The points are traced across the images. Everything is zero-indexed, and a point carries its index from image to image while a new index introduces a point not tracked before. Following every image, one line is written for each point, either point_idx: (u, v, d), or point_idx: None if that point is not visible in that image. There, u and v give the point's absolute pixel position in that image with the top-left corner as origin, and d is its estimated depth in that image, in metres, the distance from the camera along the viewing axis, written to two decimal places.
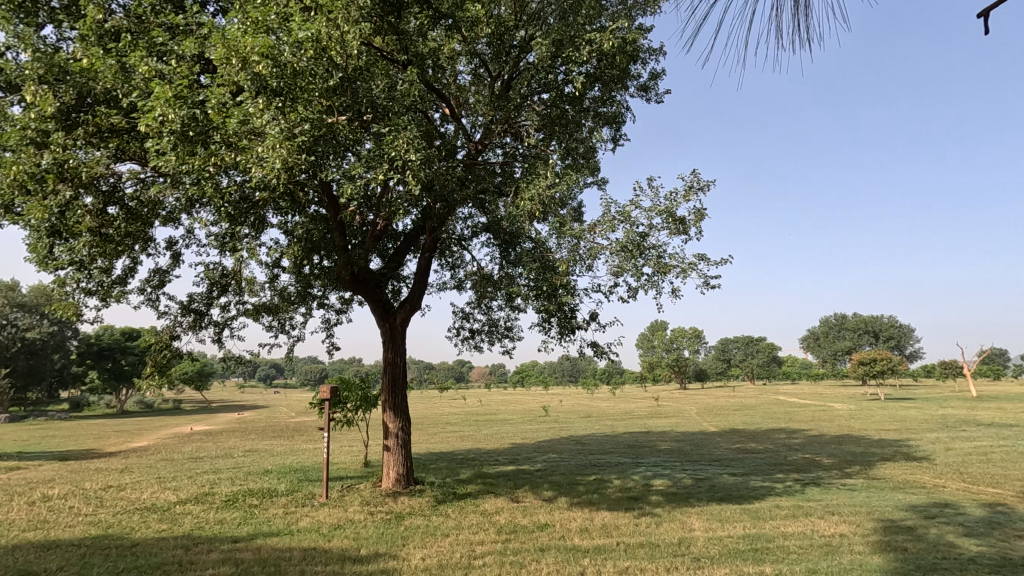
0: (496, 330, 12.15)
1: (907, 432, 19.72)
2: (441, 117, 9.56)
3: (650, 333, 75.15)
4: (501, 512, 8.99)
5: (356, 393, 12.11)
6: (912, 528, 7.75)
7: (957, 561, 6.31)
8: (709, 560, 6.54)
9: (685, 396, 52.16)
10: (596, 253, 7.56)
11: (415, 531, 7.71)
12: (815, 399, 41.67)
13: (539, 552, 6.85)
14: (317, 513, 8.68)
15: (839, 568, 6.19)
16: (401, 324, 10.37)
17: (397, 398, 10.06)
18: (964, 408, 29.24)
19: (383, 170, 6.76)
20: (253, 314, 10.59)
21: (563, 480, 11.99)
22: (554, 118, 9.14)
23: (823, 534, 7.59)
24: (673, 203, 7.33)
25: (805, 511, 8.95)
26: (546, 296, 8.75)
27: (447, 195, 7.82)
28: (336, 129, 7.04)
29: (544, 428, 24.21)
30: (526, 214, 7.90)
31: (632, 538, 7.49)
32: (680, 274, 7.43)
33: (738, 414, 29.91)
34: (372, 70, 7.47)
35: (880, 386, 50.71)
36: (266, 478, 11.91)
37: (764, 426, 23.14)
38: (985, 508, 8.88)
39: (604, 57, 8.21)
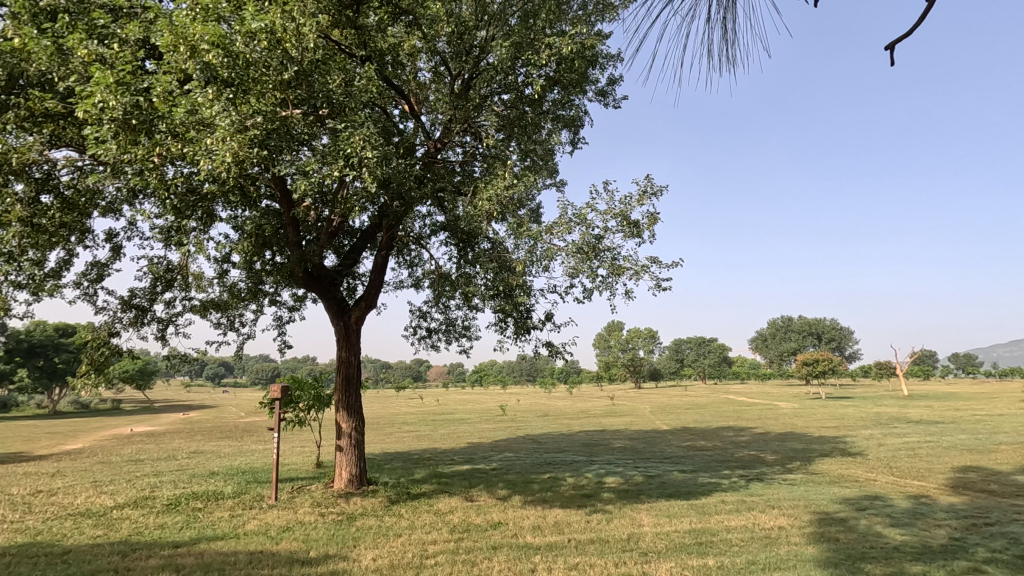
0: (454, 329, 12.13)
1: (844, 429, 20.80)
2: (400, 114, 9.45)
3: (606, 333, 76.47)
4: (454, 511, 8.99)
5: (309, 392, 11.85)
6: (845, 520, 8.20)
7: (883, 550, 6.72)
8: (655, 554, 6.75)
9: (640, 395, 53.17)
10: (553, 254, 7.69)
11: (367, 532, 7.64)
12: (764, 399, 41.87)
13: (491, 551, 6.90)
14: (265, 515, 8.47)
15: (776, 559, 6.49)
16: (355, 323, 10.21)
17: (351, 397, 9.91)
18: (896, 408, 29.94)
19: (339, 166, 6.64)
20: (201, 310, 10.21)
21: (518, 478, 12.09)
22: (513, 120, 9.20)
23: (763, 528, 7.94)
24: (627, 207, 7.53)
25: (748, 505, 9.34)
26: (503, 296, 8.84)
27: (404, 193, 7.76)
28: (290, 122, 6.87)
29: (501, 427, 24.28)
30: (484, 214, 7.96)
31: (583, 535, 7.63)
32: (634, 276, 7.65)
33: (689, 412, 30.78)
34: (328, 64, 7.32)
35: (820, 385, 53.40)
36: (212, 480, 11.49)
37: (713, 425, 23.93)
38: (910, 500, 9.48)
39: (564, 60, 8.25)
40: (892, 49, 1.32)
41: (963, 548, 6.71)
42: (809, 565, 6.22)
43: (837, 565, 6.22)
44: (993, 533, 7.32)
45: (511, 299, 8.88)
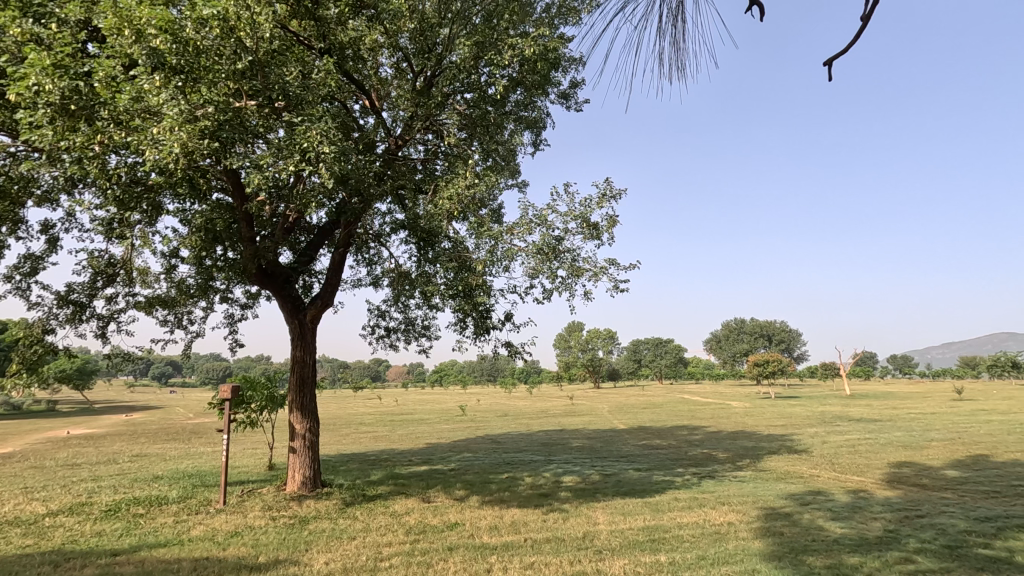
0: (413, 329, 12.01)
1: (791, 427, 21.66)
2: (360, 109, 9.29)
3: (567, 333, 77.20)
4: (411, 513, 8.90)
5: (262, 392, 11.48)
6: (790, 514, 8.54)
7: (824, 543, 7.03)
8: (609, 552, 6.85)
9: (599, 395, 53.90)
10: (513, 254, 7.70)
11: (320, 535, 7.47)
12: (717, 399, 42.50)
13: (447, 552, 6.85)
14: (212, 520, 8.16)
15: (724, 553, 6.70)
16: (311, 321, 9.95)
17: (305, 398, 9.66)
18: (838, 408, 30.61)
19: (294, 161, 6.46)
20: (145, 307, 9.76)
21: (477, 478, 12.07)
22: (475, 119, 9.16)
23: (713, 523, 8.18)
24: (587, 210, 7.61)
25: (700, 502, 9.61)
26: (463, 295, 8.81)
27: (362, 190, 7.61)
28: (244, 114, 6.65)
29: (461, 428, 24.19)
30: (445, 213, 7.90)
31: (539, 534, 7.68)
32: (593, 278, 7.74)
33: (645, 412, 31.40)
34: (285, 55, 7.13)
35: (770, 386, 55.36)
36: (156, 485, 11.00)
37: (668, 424, 24.50)
38: (850, 495, 9.97)
39: (526, 62, 8.31)
40: (831, 64, 1.39)
41: (896, 540, 7.09)
42: (755, 559, 6.44)
43: (781, 558, 6.47)
44: (923, 524, 7.76)
45: (471, 299, 8.86)
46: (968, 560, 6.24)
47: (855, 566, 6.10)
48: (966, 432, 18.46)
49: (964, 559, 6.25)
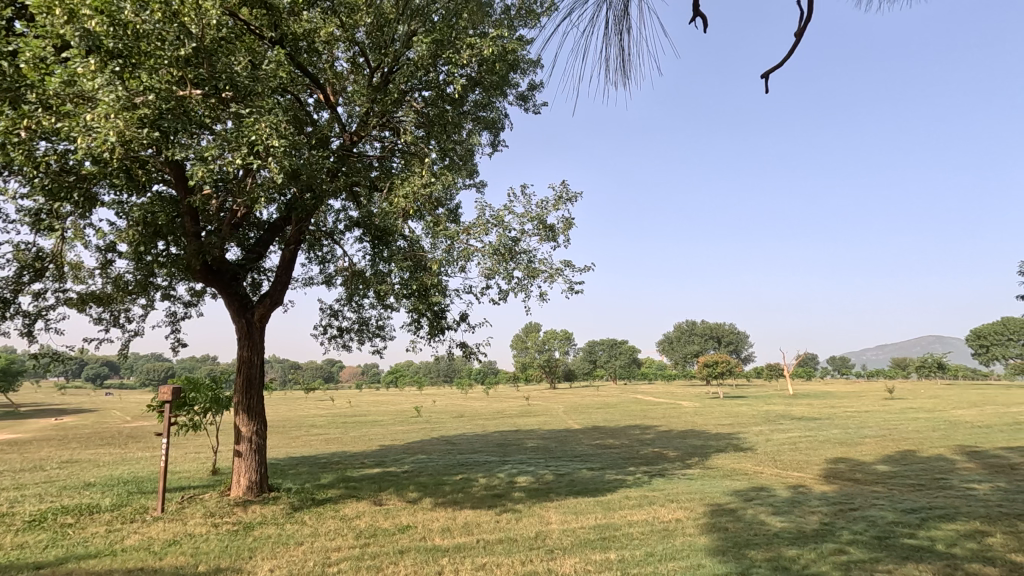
0: (367, 328, 11.79)
1: (738, 426, 22.46)
2: (315, 103, 9.05)
3: (524, 334, 77.52)
4: (362, 516, 8.72)
5: (206, 394, 10.98)
6: (734, 510, 8.85)
7: (765, 536, 7.32)
8: (561, 551, 6.91)
9: (555, 396, 54.35)
10: (469, 255, 7.67)
11: (265, 541, 7.22)
12: (668, 399, 43.58)
13: (398, 555, 6.76)
14: (148, 529, 7.76)
15: (671, 549, 6.87)
16: (258, 321, 9.60)
17: (251, 399, 9.32)
18: (782, 408, 31.37)
19: (242, 154, 6.18)
20: (77, 304, 9.19)
21: (430, 480, 11.93)
22: (433, 118, 9.04)
23: (662, 521, 8.39)
24: (543, 212, 7.67)
25: (649, 500, 9.83)
26: (417, 295, 8.72)
27: (315, 186, 7.39)
28: (188, 103, 6.37)
29: (415, 429, 23.93)
30: (400, 212, 7.78)
31: (492, 535, 7.67)
32: (549, 279, 7.80)
33: (598, 412, 31.87)
34: (233, 44, 6.84)
35: (719, 386, 57.16)
36: (87, 493, 10.36)
37: (621, 423, 24.95)
38: (790, 490, 10.43)
39: (485, 62, 8.30)
40: (765, 77, 1.50)
41: (831, 532, 7.45)
42: (700, 554, 6.64)
43: (725, 552, 6.68)
44: (856, 517, 8.19)
45: (425, 299, 8.78)
46: (895, 549, 6.62)
47: (793, 558, 6.37)
48: (895, 429, 19.62)
49: (891, 549, 6.63)
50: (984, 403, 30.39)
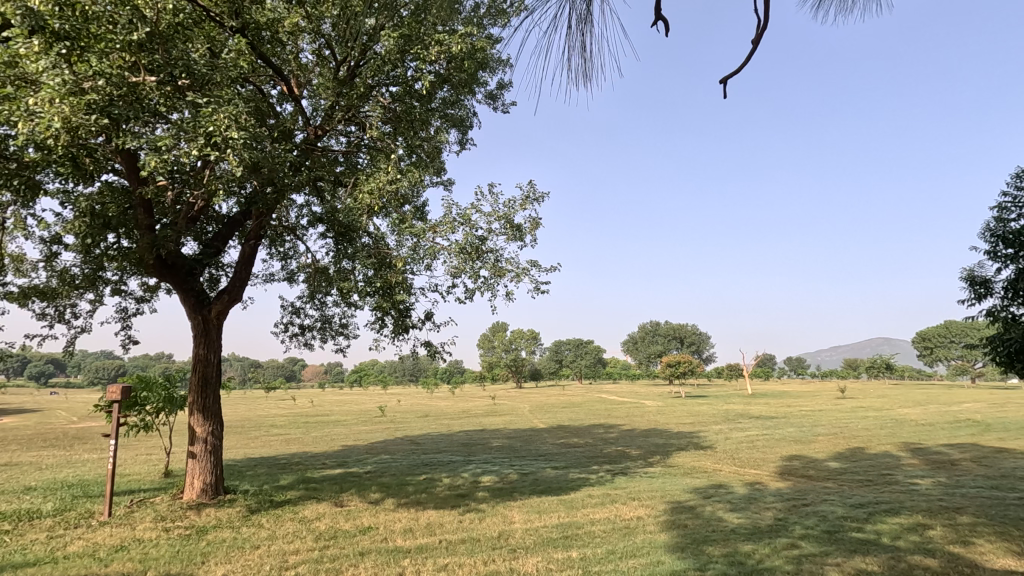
0: (330, 327, 11.56)
1: (698, 425, 22.98)
2: (278, 95, 8.82)
3: (491, 334, 77.46)
4: (321, 518, 8.53)
5: (159, 393, 10.52)
6: (693, 507, 9.04)
7: (722, 532, 7.50)
8: (523, 550, 6.92)
9: (520, 395, 54.23)
10: (435, 253, 7.59)
11: (219, 546, 6.98)
12: (630, 399, 43.33)
13: (358, 557, 6.64)
14: (94, 534, 7.41)
15: (633, 547, 6.97)
16: (216, 317, 9.27)
17: (207, 399, 9.00)
18: (740, 408, 31.56)
19: (198, 145, 5.92)
20: (19, 298, 8.69)
21: (393, 481, 11.77)
22: (400, 114, 8.91)
23: (623, 518, 8.51)
24: (511, 211, 7.66)
25: (611, 498, 9.95)
26: (381, 293, 8.57)
27: (277, 180, 7.17)
28: (141, 90, 6.10)
29: (379, 429, 23.59)
30: (365, 207, 7.65)
31: (455, 535, 7.62)
32: (515, 278, 7.79)
33: (563, 411, 32.06)
34: (191, 30, 6.57)
35: (680, 386, 58.24)
36: (27, 497, 9.81)
37: (585, 423, 25.17)
38: (747, 487, 10.73)
39: (454, 59, 8.22)
40: (724, 82, 1.57)
41: (785, 527, 7.70)
42: (660, 551, 6.75)
43: (684, 549, 6.81)
44: (808, 512, 8.49)
45: (389, 297, 8.65)
46: (844, 543, 6.88)
47: (748, 553, 6.54)
48: (846, 427, 20.40)
49: (840, 542, 6.89)
50: (928, 403, 31.90)
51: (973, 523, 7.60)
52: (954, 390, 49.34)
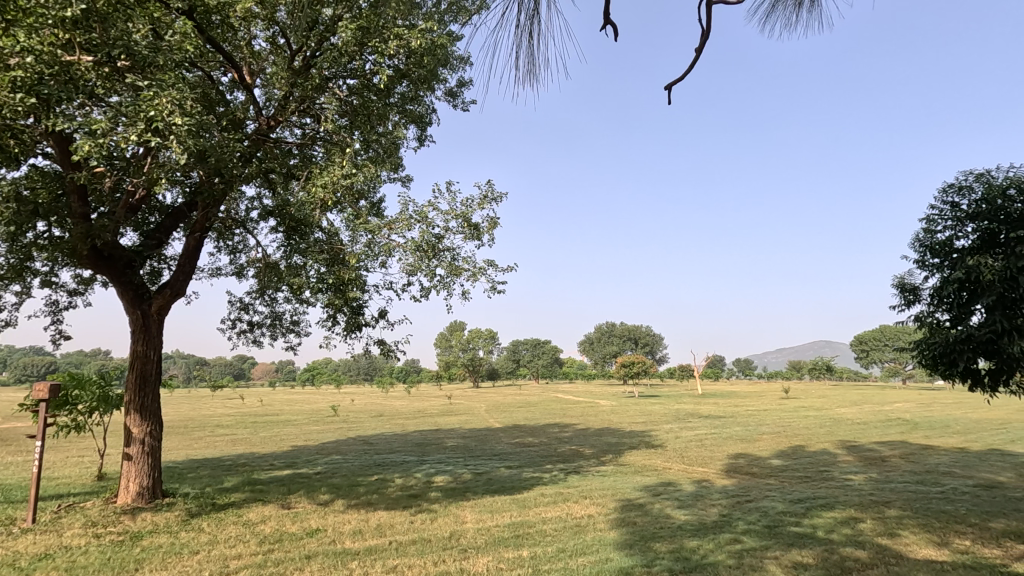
0: (280, 324, 11.21)
1: (650, 424, 23.47)
2: (229, 83, 8.50)
3: (448, 333, 76.94)
4: (266, 521, 8.25)
5: (93, 391, 9.96)
6: (642, 505, 9.24)
7: (669, 529, 7.69)
8: (474, 550, 6.90)
9: (476, 395, 53.56)
10: (390, 250, 7.46)
11: (154, 552, 6.65)
12: (586, 399, 43.38)
13: (304, 560, 6.47)
14: (15, 542, 6.93)
15: (582, 545, 7.06)
16: (156, 313, 8.80)
17: (145, 397, 8.55)
18: (690, 408, 32.22)
19: (137, 130, 5.59)
20: None
21: (344, 481, 11.56)
22: (357, 107, 8.73)
23: (574, 517, 8.61)
24: (468, 210, 7.61)
25: (563, 497, 10.06)
26: (334, 290, 8.35)
27: (224, 170, 6.88)
28: (76, 69, 5.73)
29: (331, 429, 23.03)
30: (318, 202, 7.44)
31: (405, 536, 7.52)
32: (471, 278, 7.75)
33: (519, 411, 32.06)
34: (133, 9, 6.22)
35: (634, 386, 59.30)
36: None
37: (541, 422, 25.30)
38: (695, 484, 11.05)
39: (412, 54, 8.09)
40: (669, 88, 1.76)
41: (728, 523, 7.96)
42: (609, 548, 6.86)
43: (632, 545, 6.95)
44: (751, 508, 8.82)
45: (342, 294, 8.44)
46: (782, 537, 7.18)
47: (693, 548, 6.74)
48: (789, 426, 21.28)
49: (779, 536, 7.18)
50: (862, 402, 33.75)
51: (900, 516, 8.08)
52: (887, 391, 52.27)
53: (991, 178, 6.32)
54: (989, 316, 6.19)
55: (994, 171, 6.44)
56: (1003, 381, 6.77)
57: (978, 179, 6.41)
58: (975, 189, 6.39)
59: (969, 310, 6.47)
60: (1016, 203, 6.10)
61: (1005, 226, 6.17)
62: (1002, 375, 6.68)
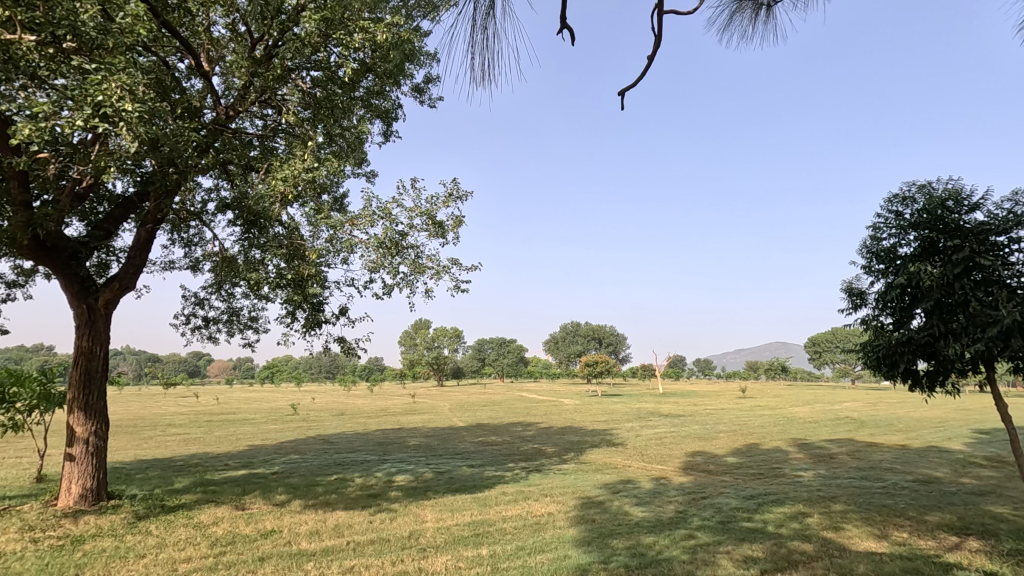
0: (238, 320, 10.91)
1: (612, 423, 23.79)
2: (185, 69, 8.21)
3: (413, 332, 76.14)
4: (219, 523, 8.00)
5: (33, 389, 9.47)
6: (601, 502, 9.38)
7: (627, 526, 7.83)
8: (433, 549, 6.87)
9: (439, 393, 53.04)
10: (352, 246, 7.35)
11: (97, 556, 6.37)
12: (549, 399, 42.16)
13: (257, 562, 6.31)
14: None
15: (542, 543, 7.10)
16: (103, 307, 8.42)
17: (90, 395, 8.17)
18: (652, 407, 31.63)
19: (83, 115, 5.31)
20: None
21: (302, 481, 11.32)
22: (320, 100, 8.47)
23: (534, 515, 8.66)
24: (433, 207, 7.57)
25: (524, 495, 10.11)
26: (293, 286, 8.16)
27: (179, 160, 6.61)
28: (16, 48, 5.39)
29: (290, 428, 22.51)
30: (278, 195, 7.23)
31: (363, 536, 7.42)
32: (435, 276, 7.70)
33: (483, 410, 32.00)
34: None
35: (598, 386, 59.86)
36: None
37: (505, 421, 25.34)
38: (653, 482, 11.28)
39: (377, 48, 7.94)
40: (623, 94, 1.87)
41: (684, 519, 8.15)
42: (567, 545, 6.94)
43: (590, 542, 7.05)
44: (705, 504, 9.07)
45: (302, 290, 8.27)
46: (734, 532, 7.40)
47: (649, 544, 6.87)
48: (744, 424, 21.94)
49: (731, 532, 7.40)
50: (814, 402, 35.09)
51: (845, 510, 8.44)
52: (836, 391, 54.33)
53: (932, 189, 6.65)
54: (928, 320, 6.53)
55: (935, 183, 6.77)
56: (940, 382, 7.13)
57: (920, 190, 6.72)
58: (918, 200, 6.72)
59: (910, 314, 6.81)
60: (954, 214, 6.45)
61: (944, 235, 6.51)
62: (939, 376, 7.04)
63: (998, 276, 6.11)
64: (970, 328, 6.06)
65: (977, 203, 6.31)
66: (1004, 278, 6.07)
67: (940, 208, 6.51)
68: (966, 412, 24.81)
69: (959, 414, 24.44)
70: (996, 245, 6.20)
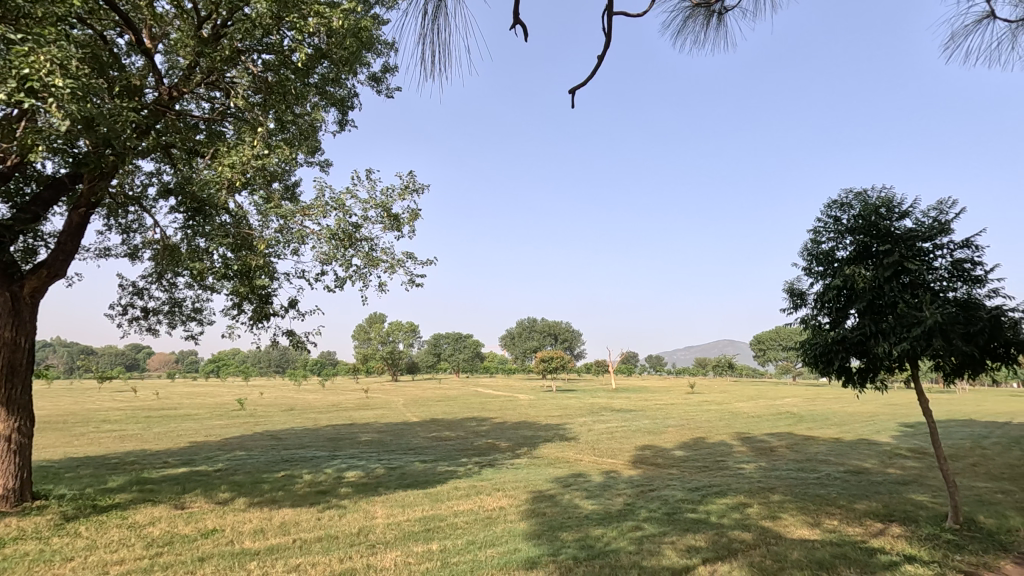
0: (180, 311, 10.44)
1: (566, 417, 24.10)
2: (125, 46, 7.74)
3: (368, 325, 74.74)
4: (155, 523, 7.65)
5: None
6: (553, 496, 9.51)
7: (577, 518, 7.97)
8: (383, 545, 6.79)
9: (392, 388, 52.15)
10: (304, 237, 7.13)
11: (18, 561, 5.96)
12: (505, 394, 42.93)
13: (196, 563, 6.07)
14: None
15: (492, 537, 7.14)
16: (28, 295, 7.86)
17: (12, 389, 7.62)
18: (605, 403, 33.00)
19: (7, 88, 4.91)
20: None
21: (247, 478, 10.96)
22: (272, 85, 8.11)
23: (486, 509, 8.69)
24: (388, 199, 7.43)
25: (476, 490, 10.13)
26: (240, 276, 7.86)
27: (115, 141, 6.23)
28: None
29: (236, 424, 21.72)
30: (225, 182, 6.93)
31: (310, 534, 7.25)
32: (389, 270, 7.58)
33: (438, 405, 31.82)
34: None
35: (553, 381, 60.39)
36: None
37: (460, 416, 25.23)
38: (603, 475, 11.52)
39: (333, 35, 7.70)
40: (573, 92, 2.13)
41: (632, 511, 8.36)
42: (518, 539, 7.00)
43: (540, 535, 7.13)
44: (653, 496, 9.34)
45: (249, 281, 7.98)
46: (679, 523, 7.65)
47: (597, 536, 7.02)
48: (692, 419, 22.68)
49: (676, 522, 7.65)
50: (758, 398, 36.59)
51: (782, 500, 8.87)
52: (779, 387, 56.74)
53: (867, 197, 7.04)
54: (861, 319, 6.92)
55: (870, 190, 7.17)
56: (870, 378, 7.58)
57: (857, 197, 7.10)
58: (854, 205, 7.10)
59: (845, 314, 7.19)
60: (886, 220, 6.85)
61: (877, 240, 6.90)
62: (869, 373, 7.48)
63: (923, 279, 6.54)
64: (898, 327, 6.46)
65: (906, 210, 6.72)
66: (928, 281, 6.50)
67: (874, 214, 6.90)
68: (894, 407, 26.47)
69: (889, 409, 26.00)
70: (922, 250, 6.62)
